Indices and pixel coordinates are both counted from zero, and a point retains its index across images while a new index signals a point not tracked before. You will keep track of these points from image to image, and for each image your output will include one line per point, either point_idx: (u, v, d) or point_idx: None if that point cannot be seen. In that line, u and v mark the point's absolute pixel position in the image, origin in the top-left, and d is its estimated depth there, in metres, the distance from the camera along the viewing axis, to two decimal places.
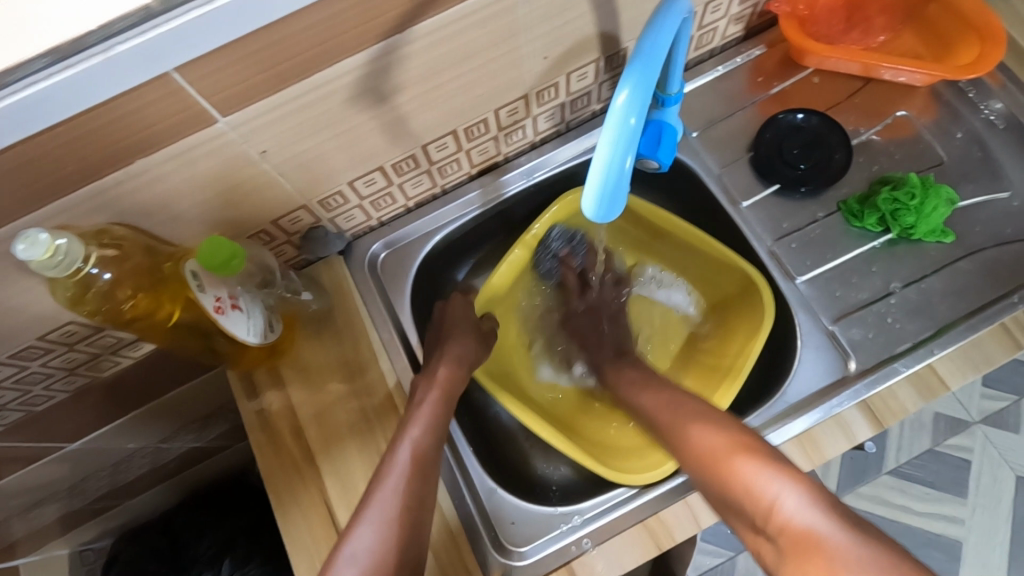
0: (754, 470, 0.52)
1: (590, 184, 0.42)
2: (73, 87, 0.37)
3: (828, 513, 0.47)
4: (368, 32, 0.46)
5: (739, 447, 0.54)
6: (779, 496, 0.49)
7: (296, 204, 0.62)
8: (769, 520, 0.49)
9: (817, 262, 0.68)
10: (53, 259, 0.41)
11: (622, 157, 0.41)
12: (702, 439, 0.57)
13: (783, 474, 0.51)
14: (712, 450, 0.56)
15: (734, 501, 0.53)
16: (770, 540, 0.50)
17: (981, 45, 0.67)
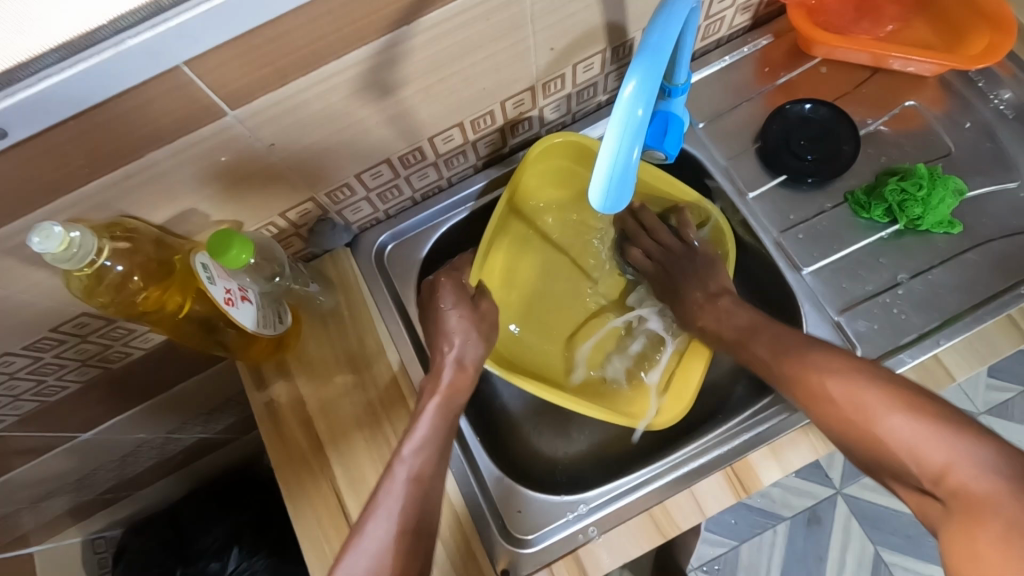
0: (909, 431, 0.49)
1: (598, 176, 0.42)
2: (85, 81, 0.37)
3: (1012, 480, 0.44)
4: (375, 24, 0.46)
5: (894, 400, 0.51)
6: (950, 463, 0.47)
7: (303, 196, 0.62)
8: (939, 480, 0.47)
9: (823, 254, 0.67)
10: (67, 252, 0.42)
11: (629, 148, 0.41)
12: (834, 387, 0.54)
13: (936, 430, 0.48)
14: (845, 401, 0.53)
15: (880, 447, 0.51)
16: (934, 498, 0.48)
17: (991, 33, 0.66)
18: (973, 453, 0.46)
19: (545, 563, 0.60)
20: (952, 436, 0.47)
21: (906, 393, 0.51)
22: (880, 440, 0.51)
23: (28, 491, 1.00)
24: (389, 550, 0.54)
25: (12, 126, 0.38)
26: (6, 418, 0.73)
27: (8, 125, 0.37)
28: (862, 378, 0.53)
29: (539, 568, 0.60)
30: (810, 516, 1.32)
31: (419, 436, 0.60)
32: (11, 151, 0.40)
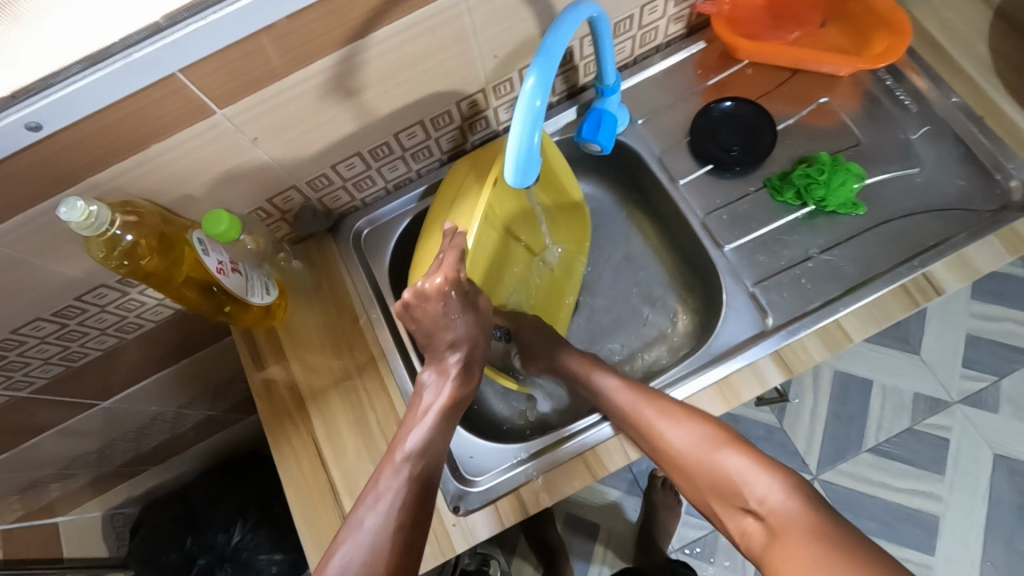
0: (741, 463, 0.61)
1: (509, 156, 0.52)
2: (101, 86, 0.48)
3: (802, 505, 0.56)
4: (334, 38, 0.57)
5: (721, 439, 0.62)
6: (764, 486, 0.58)
7: (287, 184, 0.73)
8: (760, 502, 0.58)
9: (743, 233, 0.76)
10: (87, 221, 0.53)
11: (531, 132, 0.51)
12: (674, 435, 0.63)
13: (761, 468, 0.60)
14: (688, 445, 0.63)
15: (719, 491, 0.61)
16: (757, 523, 0.58)
17: (890, 38, 0.75)
18: (775, 483, 0.58)
19: (490, 500, 0.69)
20: (763, 478, 0.59)
21: (722, 432, 0.63)
22: (726, 482, 0.61)
23: (56, 457, 1.12)
24: (383, 540, 0.56)
25: (46, 121, 0.49)
26: (37, 379, 0.85)
27: (44, 121, 0.48)
28: (700, 424, 0.64)
29: (485, 503, 0.69)
30: None
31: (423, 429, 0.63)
32: (45, 143, 0.51)
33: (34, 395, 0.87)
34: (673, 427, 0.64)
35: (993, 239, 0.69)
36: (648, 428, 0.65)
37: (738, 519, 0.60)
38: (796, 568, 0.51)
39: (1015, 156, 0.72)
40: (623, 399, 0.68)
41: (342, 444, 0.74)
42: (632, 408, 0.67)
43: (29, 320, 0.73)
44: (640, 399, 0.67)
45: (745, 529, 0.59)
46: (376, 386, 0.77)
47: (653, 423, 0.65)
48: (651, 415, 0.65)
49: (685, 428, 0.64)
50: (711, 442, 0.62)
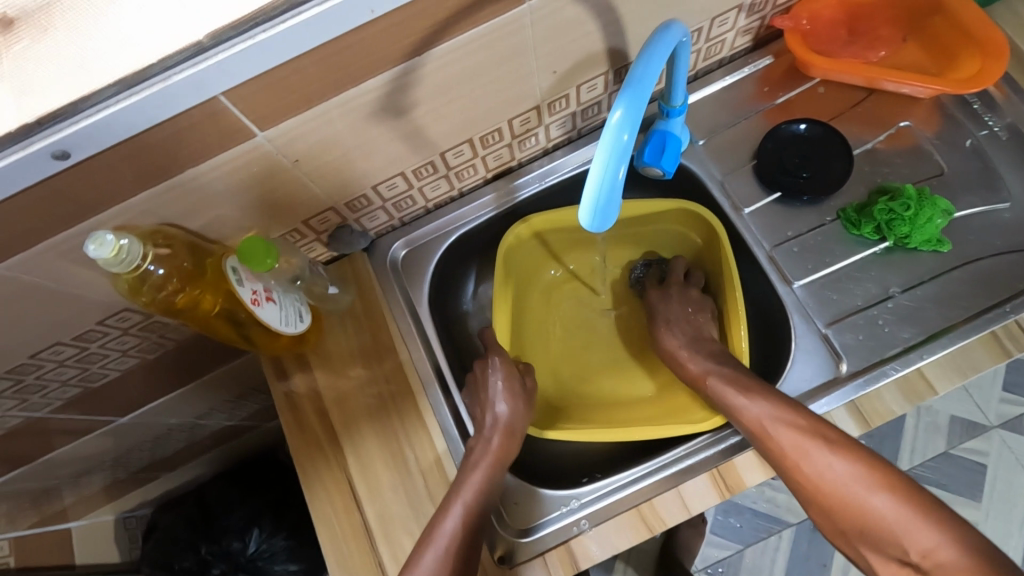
0: (898, 511, 0.52)
1: (588, 195, 0.46)
2: (137, 110, 0.43)
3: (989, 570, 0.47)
4: (390, 56, 0.51)
5: (881, 479, 0.54)
6: (936, 542, 0.50)
7: (324, 206, 0.67)
8: (920, 552, 0.50)
9: (814, 268, 0.70)
10: (118, 258, 0.48)
11: (615, 169, 0.45)
12: (787, 428, 0.59)
13: (874, 483, 0.54)
14: (793, 441, 0.58)
15: (873, 539, 0.54)
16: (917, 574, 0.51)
17: (982, 59, 0.68)
18: (935, 533, 0.50)
19: (538, 553, 0.65)
20: (925, 522, 0.51)
21: (876, 470, 0.55)
22: (873, 525, 0.53)
23: (67, 469, 1.08)
24: None
25: (74, 148, 0.43)
26: (54, 400, 0.81)
27: (71, 148, 0.43)
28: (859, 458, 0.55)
29: (532, 557, 0.65)
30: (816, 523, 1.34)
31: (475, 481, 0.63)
32: (72, 169, 0.46)
33: (51, 416, 0.83)
34: (789, 424, 0.59)
35: None
36: (752, 422, 0.61)
37: (873, 551, 0.54)
38: None
39: None
40: (783, 435, 0.59)
41: (377, 482, 0.70)
42: (791, 445, 0.58)
43: (47, 344, 0.68)
44: (802, 435, 0.58)
45: (889, 566, 0.53)
46: (412, 416, 0.72)
47: (729, 397, 0.64)
48: (792, 445, 0.58)
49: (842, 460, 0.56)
50: (859, 463, 0.55)
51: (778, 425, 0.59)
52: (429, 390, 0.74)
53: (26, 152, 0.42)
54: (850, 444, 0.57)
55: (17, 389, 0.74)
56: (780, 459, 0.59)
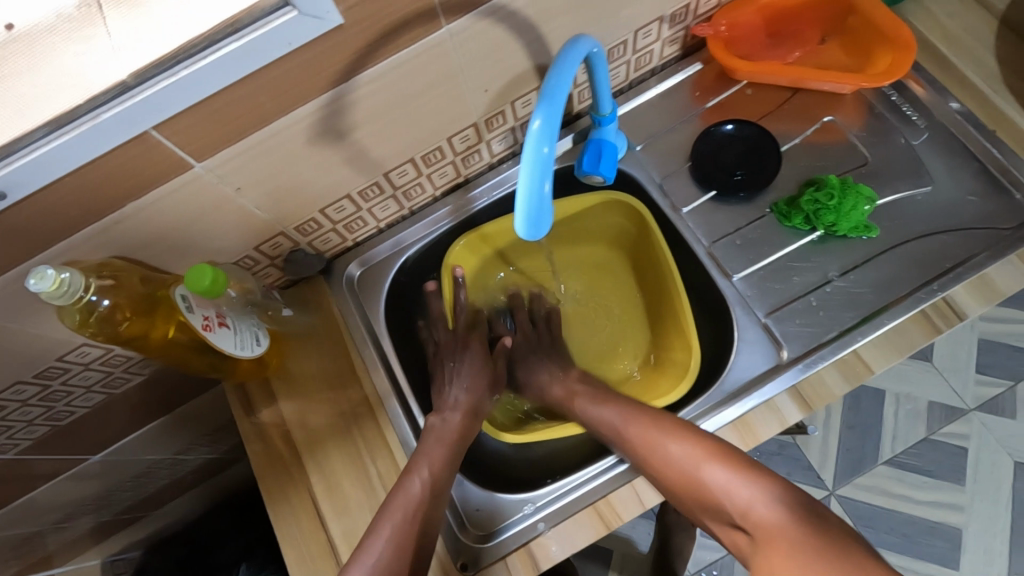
0: (747, 491, 0.56)
1: (519, 208, 0.49)
2: (70, 148, 0.45)
3: (794, 515, 0.52)
4: (319, 84, 0.54)
5: (708, 451, 0.59)
6: (748, 497, 0.55)
7: (274, 231, 0.70)
8: (744, 516, 0.55)
9: (752, 261, 0.73)
10: (59, 290, 0.49)
11: (541, 183, 0.48)
12: (675, 450, 0.61)
13: (738, 473, 0.57)
14: (682, 459, 0.60)
15: (705, 508, 0.59)
16: (742, 532, 0.55)
17: (893, 53, 0.72)
18: (758, 495, 0.55)
19: (501, 555, 0.66)
20: (748, 484, 0.56)
21: (798, 535, 0.51)
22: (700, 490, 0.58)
23: (46, 516, 1.07)
24: None
25: (11, 188, 0.46)
26: (23, 440, 0.81)
27: (8, 188, 0.45)
28: (699, 436, 0.61)
29: (496, 560, 0.66)
30: None
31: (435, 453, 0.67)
32: (13, 209, 0.48)
33: (20, 457, 0.84)
34: (678, 443, 0.61)
35: (1014, 257, 0.66)
36: (645, 439, 0.63)
37: (727, 530, 0.58)
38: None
39: None
40: (682, 452, 0.60)
41: (342, 498, 0.71)
42: (689, 463, 0.59)
43: (9, 383, 0.69)
44: (694, 454, 0.60)
45: (734, 538, 0.57)
46: (374, 432, 0.74)
47: (654, 440, 0.63)
48: (645, 435, 0.64)
49: (738, 480, 0.57)
50: (737, 471, 0.57)
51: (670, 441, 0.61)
52: (389, 405, 0.75)
53: None
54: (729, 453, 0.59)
55: None
56: (675, 481, 0.60)
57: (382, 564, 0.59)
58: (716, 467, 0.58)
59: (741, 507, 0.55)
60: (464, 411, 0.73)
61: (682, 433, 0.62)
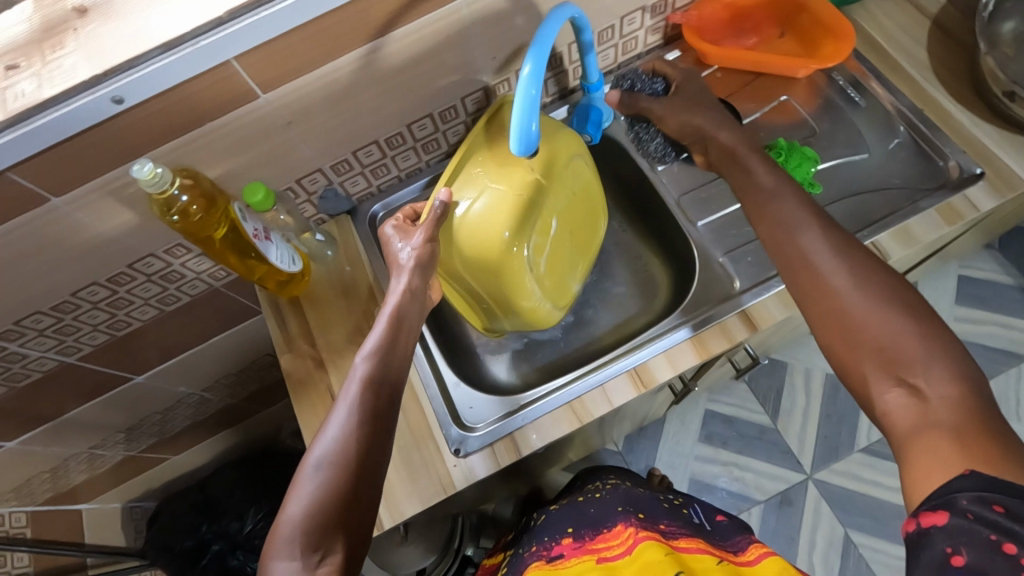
0: (919, 343, 0.54)
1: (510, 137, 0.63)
2: (173, 66, 0.60)
3: (967, 400, 0.51)
4: (361, 37, 0.69)
5: (910, 312, 0.56)
6: (934, 370, 0.53)
7: (312, 167, 0.84)
8: (925, 382, 0.52)
9: (714, 211, 0.86)
10: (153, 179, 0.64)
11: (529, 120, 0.62)
12: (859, 295, 0.58)
13: (939, 350, 0.53)
14: (867, 308, 0.57)
15: (883, 358, 0.55)
16: (915, 402, 0.52)
17: (835, 43, 0.86)
18: (951, 377, 0.52)
19: (488, 442, 0.78)
20: (940, 371, 0.52)
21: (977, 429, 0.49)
22: (901, 352, 0.54)
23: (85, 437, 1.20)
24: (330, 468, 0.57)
25: (127, 95, 0.60)
26: (85, 346, 0.95)
27: (125, 95, 0.60)
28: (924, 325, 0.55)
29: (483, 446, 0.77)
30: (782, 499, 1.46)
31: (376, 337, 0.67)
32: (123, 115, 0.62)
33: (80, 361, 0.98)
34: (856, 292, 0.58)
35: (933, 212, 0.79)
36: (825, 281, 0.60)
37: (886, 388, 0.54)
38: (937, 455, 0.48)
39: (952, 142, 0.82)
40: (812, 245, 0.62)
41: None
42: (841, 246, 0.62)
43: (85, 284, 0.83)
44: (890, 305, 0.56)
45: (891, 403, 0.54)
46: None
47: (840, 282, 0.59)
48: (841, 275, 0.59)
49: (904, 328, 0.55)
50: (910, 317, 0.55)
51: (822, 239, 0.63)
52: None
53: (93, 96, 0.59)
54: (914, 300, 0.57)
55: (56, 328, 0.88)
56: (853, 328, 0.57)
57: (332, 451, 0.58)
58: (875, 282, 0.58)
59: (871, 315, 0.56)
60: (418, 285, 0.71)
61: (887, 291, 0.57)
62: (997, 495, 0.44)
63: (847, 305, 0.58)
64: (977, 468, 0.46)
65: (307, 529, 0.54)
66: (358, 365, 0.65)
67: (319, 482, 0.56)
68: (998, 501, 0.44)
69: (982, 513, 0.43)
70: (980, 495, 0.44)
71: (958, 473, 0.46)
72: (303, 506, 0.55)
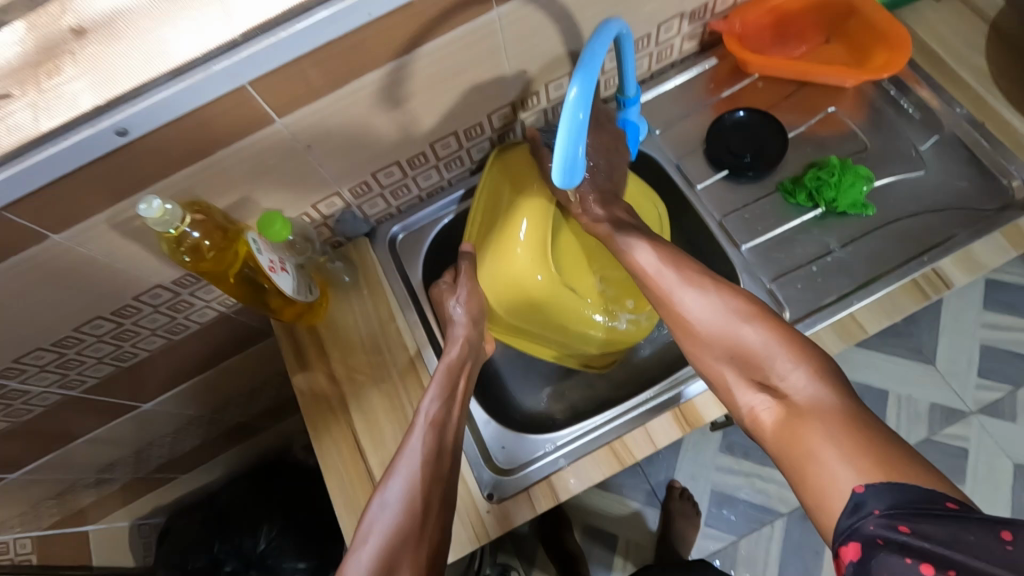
0: (763, 339, 0.60)
1: (554, 164, 0.58)
2: (184, 94, 0.54)
3: (825, 391, 0.55)
4: (385, 55, 0.63)
5: (756, 311, 0.62)
6: (790, 370, 0.58)
7: (330, 191, 0.78)
8: (781, 382, 0.58)
9: (758, 233, 0.81)
10: (162, 217, 0.58)
11: (574, 145, 0.57)
12: (690, 303, 0.66)
13: (786, 344, 0.59)
14: (720, 318, 0.63)
15: (738, 361, 0.61)
16: (777, 405, 0.58)
17: (889, 52, 0.81)
18: (802, 368, 0.58)
19: (523, 487, 0.73)
20: (807, 367, 0.57)
21: (846, 423, 0.53)
22: (751, 355, 0.60)
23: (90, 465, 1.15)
24: (398, 511, 0.63)
25: (133, 126, 0.54)
26: (89, 378, 0.90)
27: (130, 126, 0.54)
28: (761, 321, 0.61)
29: (519, 490, 0.72)
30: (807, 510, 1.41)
31: (438, 381, 0.71)
32: (129, 146, 0.57)
33: (84, 394, 0.92)
34: (692, 302, 0.66)
35: (997, 235, 0.74)
36: (664, 296, 0.68)
37: (750, 400, 0.61)
38: (807, 443, 0.53)
39: (1017, 159, 0.76)
40: (647, 264, 0.70)
41: (380, 434, 0.78)
42: (655, 273, 0.69)
43: (89, 318, 0.78)
44: (723, 322, 0.63)
45: (756, 409, 0.60)
46: (412, 378, 0.81)
47: (673, 293, 0.67)
48: (671, 283, 0.67)
49: (756, 330, 0.61)
50: (756, 319, 0.62)
51: (648, 261, 0.70)
52: (425, 353, 0.82)
53: (95, 129, 0.53)
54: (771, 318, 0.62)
55: (59, 363, 0.83)
56: (711, 335, 0.63)
57: (402, 493, 0.63)
58: (718, 287, 0.65)
59: (706, 315, 0.64)
60: (471, 323, 0.76)
61: (731, 291, 0.65)
62: (904, 516, 0.45)
63: (684, 316, 0.66)
64: (869, 481, 0.48)
65: (379, 562, 0.60)
66: (427, 404, 0.69)
67: (389, 527, 0.62)
68: (902, 522, 0.45)
69: (890, 537, 0.45)
70: (886, 520, 0.46)
71: (851, 488, 0.48)
72: (377, 544, 0.61)
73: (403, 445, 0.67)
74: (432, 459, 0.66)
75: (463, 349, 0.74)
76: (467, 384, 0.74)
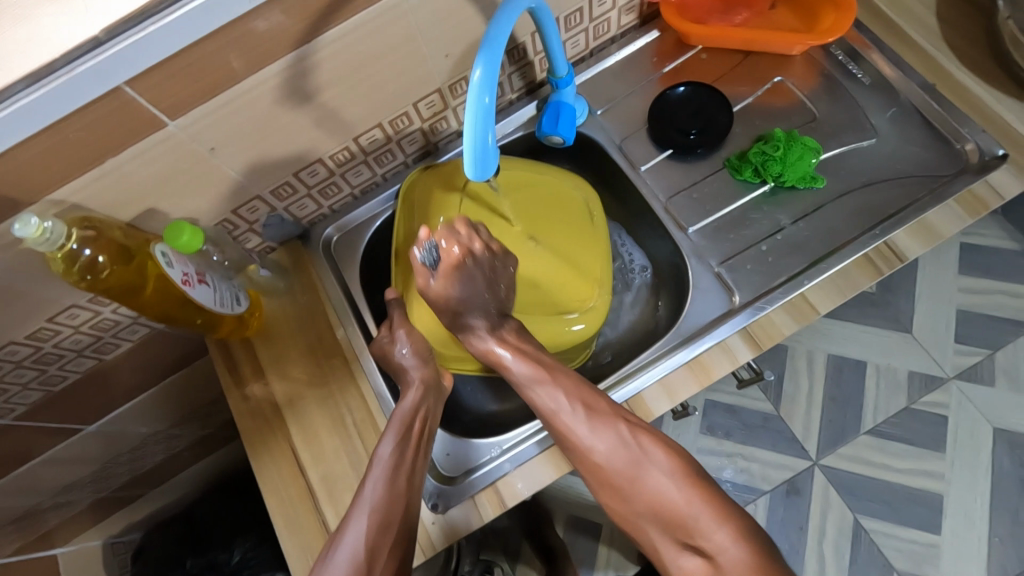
0: (693, 505, 0.63)
1: (465, 154, 0.53)
2: (48, 100, 0.49)
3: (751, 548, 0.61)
4: (281, 45, 0.58)
5: (671, 454, 0.66)
6: (716, 529, 0.62)
7: (250, 194, 0.73)
8: (701, 539, 0.62)
9: (706, 214, 0.77)
10: (41, 236, 0.54)
11: (484, 132, 0.52)
12: (602, 449, 0.64)
13: (687, 486, 0.64)
14: (626, 466, 0.65)
15: (662, 521, 0.65)
16: (705, 561, 0.62)
17: (835, 13, 0.77)
18: (726, 528, 0.62)
19: (469, 495, 0.69)
20: (722, 533, 0.62)
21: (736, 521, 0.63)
22: (681, 522, 0.63)
23: (45, 491, 1.10)
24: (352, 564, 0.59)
25: None
26: (18, 406, 0.85)
27: None
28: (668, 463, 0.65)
29: (465, 500, 0.69)
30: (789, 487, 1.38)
31: (396, 423, 0.66)
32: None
33: (16, 423, 0.88)
34: (605, 451, 0.64)
35: (953, 203, 0.70)
36: (563, 435, 0.65)
37: (679, 550, 0.64)
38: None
39: (971, 121, 0.73)
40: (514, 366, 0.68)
41: (319, 447, 0.74)
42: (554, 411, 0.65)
43: (2, 343, 0.73)
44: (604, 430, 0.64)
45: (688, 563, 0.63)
46: (351, 386, 0.77)
47: (578, 435, 0.64)
48: (570, 420, 0.65)
49: (662, 472, 0.65)
50: (670, 472, 0.65)
51: (513, 360, 0.68)
52: (366, 360, 0.78)
53: None
54: (603, 404, 0.65)
55: None
56: (630, 497, 0.65)
57: (359, 546, 0.59)
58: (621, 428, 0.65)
59: (656, 484, 0.64)
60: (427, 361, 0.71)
61: (647, 443, 0.65)
62: None
63: (595, 464, 0.64)
64: None
65: None
66: (383, 449, 0.64)
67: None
68: None
69: None
70: None
71: None
72: None
73: (358, 494, 0.62)
74: (388, 510, 0.61)
75: (420, 391, 0.68)
76: (426, 426, 0.67)
